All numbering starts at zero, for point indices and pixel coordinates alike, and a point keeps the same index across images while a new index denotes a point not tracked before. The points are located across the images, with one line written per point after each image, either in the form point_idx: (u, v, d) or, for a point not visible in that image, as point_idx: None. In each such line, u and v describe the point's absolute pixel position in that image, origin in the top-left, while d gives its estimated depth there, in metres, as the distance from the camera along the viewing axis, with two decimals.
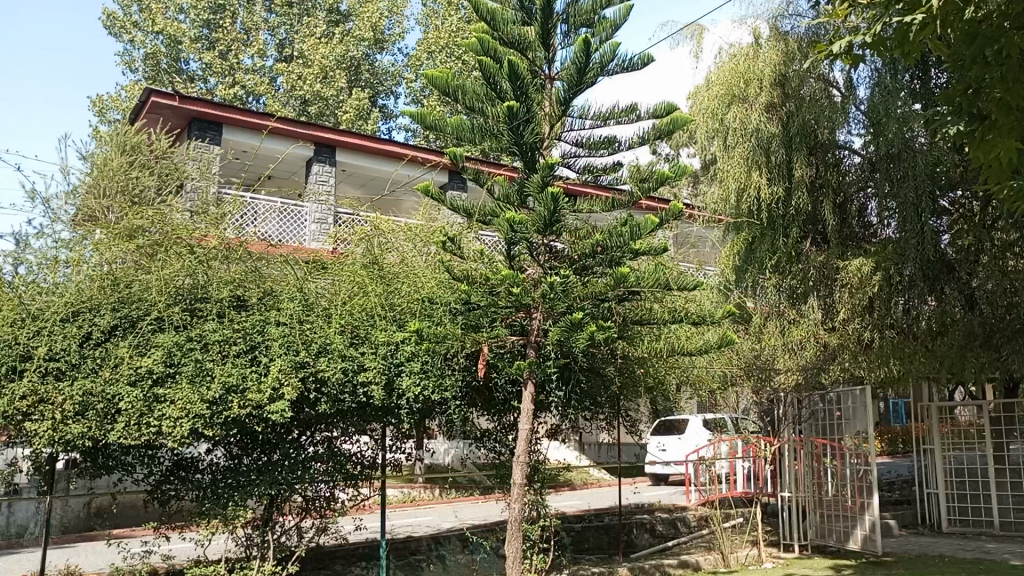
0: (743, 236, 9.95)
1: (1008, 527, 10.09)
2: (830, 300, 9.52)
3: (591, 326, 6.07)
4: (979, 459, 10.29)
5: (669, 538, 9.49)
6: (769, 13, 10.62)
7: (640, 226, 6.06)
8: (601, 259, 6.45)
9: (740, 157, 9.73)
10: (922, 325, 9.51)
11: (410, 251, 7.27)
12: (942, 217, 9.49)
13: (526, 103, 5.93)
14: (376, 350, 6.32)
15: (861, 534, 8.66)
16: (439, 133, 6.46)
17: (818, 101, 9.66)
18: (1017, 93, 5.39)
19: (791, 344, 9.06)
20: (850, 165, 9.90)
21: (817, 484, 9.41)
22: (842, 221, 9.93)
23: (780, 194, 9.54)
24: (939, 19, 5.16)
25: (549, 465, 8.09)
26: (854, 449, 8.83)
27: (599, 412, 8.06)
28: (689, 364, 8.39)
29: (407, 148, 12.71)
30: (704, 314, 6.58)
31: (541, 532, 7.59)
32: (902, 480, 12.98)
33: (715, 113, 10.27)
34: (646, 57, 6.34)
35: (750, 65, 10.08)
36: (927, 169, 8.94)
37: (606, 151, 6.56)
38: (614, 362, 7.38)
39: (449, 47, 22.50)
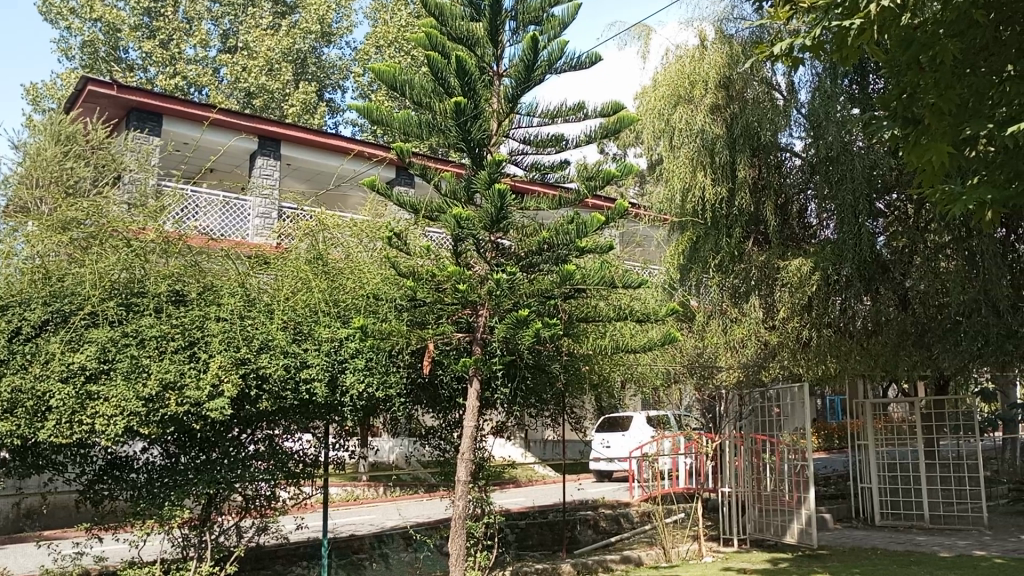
0: (687, 235, 10.11)
1: (938, 520, 10.42)
2: (771, 300, 9.59)
3: (538, 323, 6.07)
4: (910, 454, 10.62)
5: (612, 534, 9.59)
6: (714, 17, 10.80)
7: (586, 224, 6.10)
8: (547, 256, 6.47)
9: (685, 157, 9.90)
10: (858, 324, 9.78)
11: (355, 247, 7.16)
12: (879, 219, 9.75)
13: (474, 98, 5.92)
14: (320, 347, 6.23)
15: (797, 527, 8.88)
16: (386, 127, 6.42)
17: (761, 104, 9.86)
18: (949, 99, 5.53)
19: (732, 342, 9.20)
20: (791, 167, 10.09)
21: (756, 479, 9.57)
22: (783, 222, 10.16)
23: (724, 194, 9.74)
24: (876, 25, 5.29)
25: (494, 462, 8.09)
26: (792, 445, 9.05)
27: (544, 409, 8.15)
28: (633, 361, 8.38)
29: (354, 143, 12.52)
30: (648, 312, 6.64)
31: (486, 530, 7.58)
32: (838, 475, 13.34)
33: (661, 113, 10.40)
34: (594, 56, 6.38)
35: (695, 68, 10.24)
36: (865, 172, 9.18)
37: (553, 149, 6.57)
38: (560, 358, 7.35)
39: (397, 41, 22.30)
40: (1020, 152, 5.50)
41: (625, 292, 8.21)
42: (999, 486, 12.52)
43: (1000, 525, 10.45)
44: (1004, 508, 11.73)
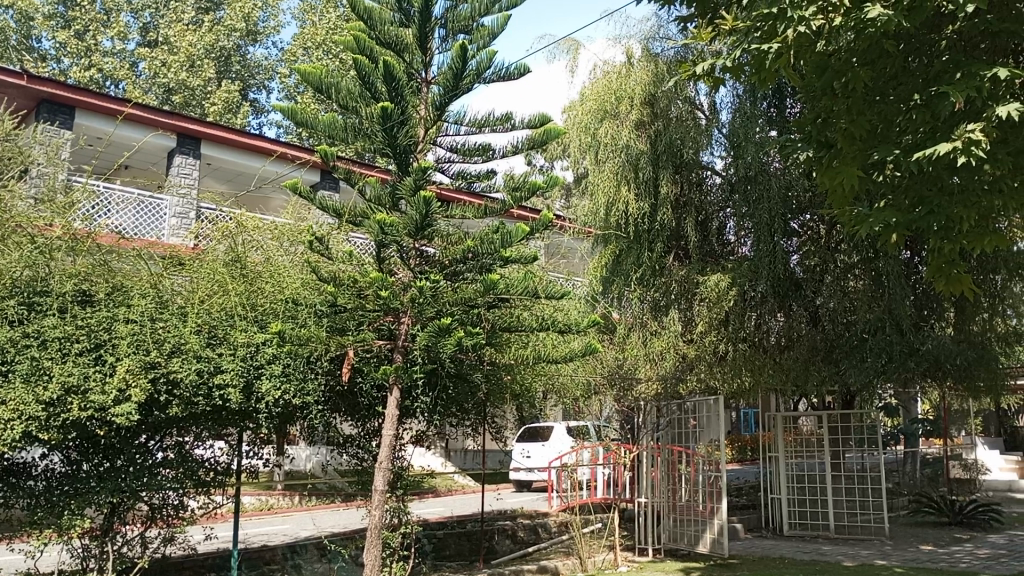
0: (611, 248, 10.24)
1: (842, 530, 10.80)
2: (689, 313, 9.88)
3: (460, 332, 6.04)
4: (818, 466, 10.95)
5: (529, 545, 9.60)
6: (641, 35, 11.02)
7: (511, 234, 6.11)
8: (471, 265, 6.46)
9: (610, 172, 10.07)
10: (771, 339, 10.10)
11: (275, 250, 6.99)
12: (793, 238, 10.09)
13: (401, 104, 5.88)
14: (235, 352, 6.07)
15: (709, 537, 9.07)
16: (310, 130, 6.28)
17: (684, 123, 10.11)
18: (860, 125, 5.86)
19: (652, 354, 9.44)
20: (711, 185, 10.43)
21: (672, 490, 9.67)
22: (702, 238, 10.40)
23: (647, 209, 9.94)
24: (792, 50, 5.54)
25: (413, 472, 8.01)
26: (707, 457, 9.23)
27: (465, 418, 8.13)
28: (555, 372, 8.35)
29: (278, 145, 12.25)
30: (570, 323, 6.71)
31: (402, 540, 7.47)
32: (750, 486, 13.69)
33: (588, 127, 10.56)
34: (521, 68, 6.43)
35: (621, 83, 10.43)
36: (780, 192, 9.58)
37: (480, 158, 6.61)
38: (482, 367, 7.32)
39: (325, 44, 21.99)
40: (924, 179, 5.77)
41: (548, 303, 8.25)
42: (900, 497, 13.05)
43: (900, 535, 10.89)
44: (904, 519, 12.23)
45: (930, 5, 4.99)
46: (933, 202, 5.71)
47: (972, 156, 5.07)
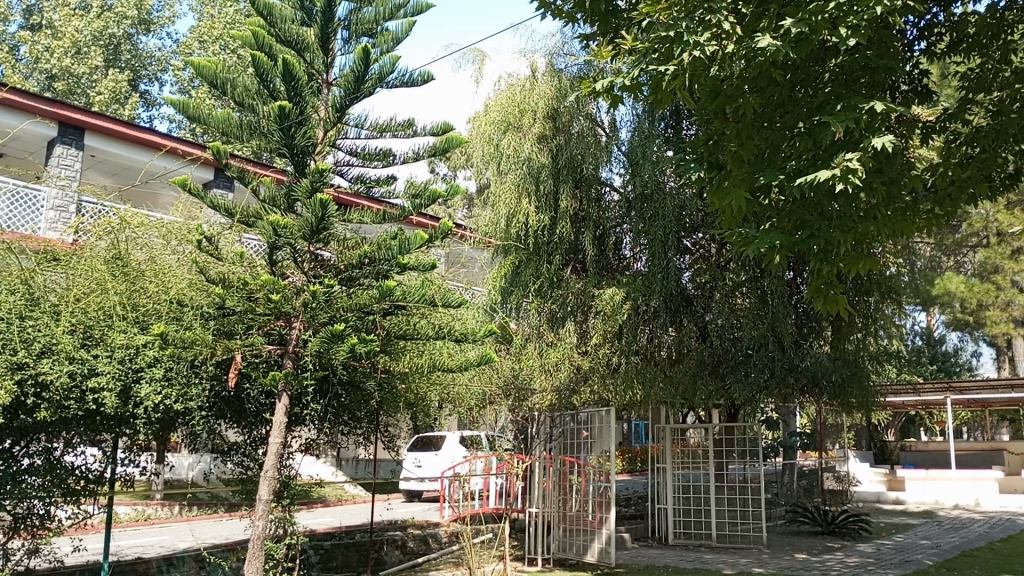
0: (510, 258, 10.31)
1: (723, 538, 11.19)
2: (584, 326, 10.03)
3: (354, 338, 5.94)
4: (703, 477, 11.30)
5: (419, 555, 9.53)
6: (545, 50, 11.35)
7: (409, 241, 6.06)
8: (367, 270, 6.40)
9: (511, 184, 10.20)
10: (662, 353, 10.31)
11: (160, 249, 6.65)
12: (686, 256, 10.39)
13: (300, 104, 5.75)
14: (112, 354, 5.81)
15: (597, 546, 9.25)
16: (203, 125, 6.08)
17: (585, 138, 10.37)
18: (749, 149, 6.11)
19: (547, 365, 9.42)
20: (609, 202, 10.63)
21: (562, 500, 9.76)
22: (599, 252, 10.60)
23: (546, 221, 10.13)
24: (688, 73, 5.68)
25: (301, 481, 7.80)
26: (598, 467, 9.41)
27: (356, 427, 7.95)
28: (450, 382, 8.31)
29: (169, 139, 11.76)
30: (467, 332, 6.70)
31: (286, 551, 7.25)
32: (638, 496, 14.00)
33: (491, 138, 10.66)
34: (425, 74, 6.40)
35: (525, 97, 10.60)
36: (675, 211, 9.87)
37: (380, 163, 6.53)
38: (376, 376, 7.20)
39: (222, 38, 21.32)
40: (806, 204, 6.06)
41: (446, 312, 8.20)
42: (778, 507, 13.61)
43: (777, 544, 11.36)
44: (781, 528, 12.76)
45: (815, 38, 5.26)
46: (813, 226, 6.00)
47: (850, 184, 5.37)
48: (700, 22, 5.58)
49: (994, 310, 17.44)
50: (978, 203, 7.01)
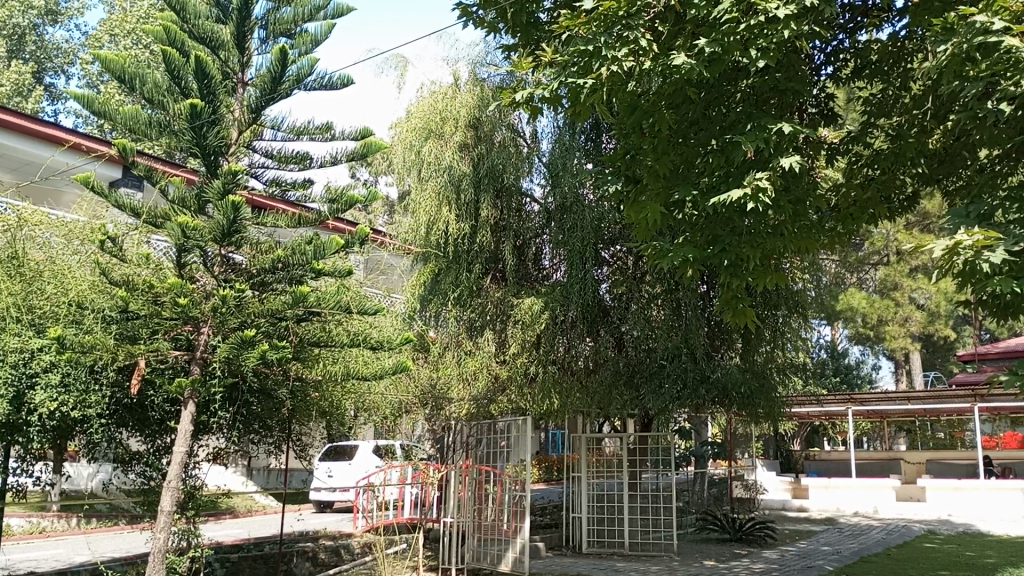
0: (430, 266, 10.24)
1: (635, 546, 11.33)
2: (503, 335, 10.04)
3: (264, 345, 5.81)
4: (617, 485, 11.42)
5: (330, 566, 9.32)
6: (468, 59, 11.37)
7: (326, 246, 6.02)
8: (281, 275, 6.27)
9: (431, 191, 10.23)
10: (579, 363, 10.47)
11: (59, 250, 6.41)
12: (603, 267, 10.54)
13: (213, 103, 5.61)
14: (5, 358, 5.53)
15: (511, 556, 9.14)
16: (109, 121, 5.84)
17: (507, 148, 10.44)
18: (665, 163, 6.26)
19: (465, 374, 9.54)
20: (530, 212, 10.66)
21: (478, 509, 9.58)
22: (519, 262, 10.67)
23: (467, 230, 10.16)
24: (606, 87, 5.77)
25: (207, 491, 7.55)
26: (514, 476, 9.30)
27: (267, 435, 7.75)
28: (365, 391, 8.23)
29: (74, 134, 11.26)
30: (383, 340, 6.68)
31: (190, 564, 6.98)
32: (554, 505, 14.09)
33: (412, 145, 10.66)
34: (345, 79, 6.35)
35: (447, 105, 10.63)
36: (593, 223, 10.03)
37: (296, 167, 6.42)
38: (288, 384, 7.07)
39: (135, 32, 20.59)
40: (717, 219, 6.24)
41: (363, 320, 8.08)
42: (688, 515, 13.91)
43: (686, 551, 11.59)
44: (691, 535, 13.03)
45: (727, 59, 5.43)
46: (725, 240, 6.18)
47: (760, 202, 5.55)
48: (617, 38, 5.69)
49: (893, 325, 18.32)
50: (878, 223, 7.34)
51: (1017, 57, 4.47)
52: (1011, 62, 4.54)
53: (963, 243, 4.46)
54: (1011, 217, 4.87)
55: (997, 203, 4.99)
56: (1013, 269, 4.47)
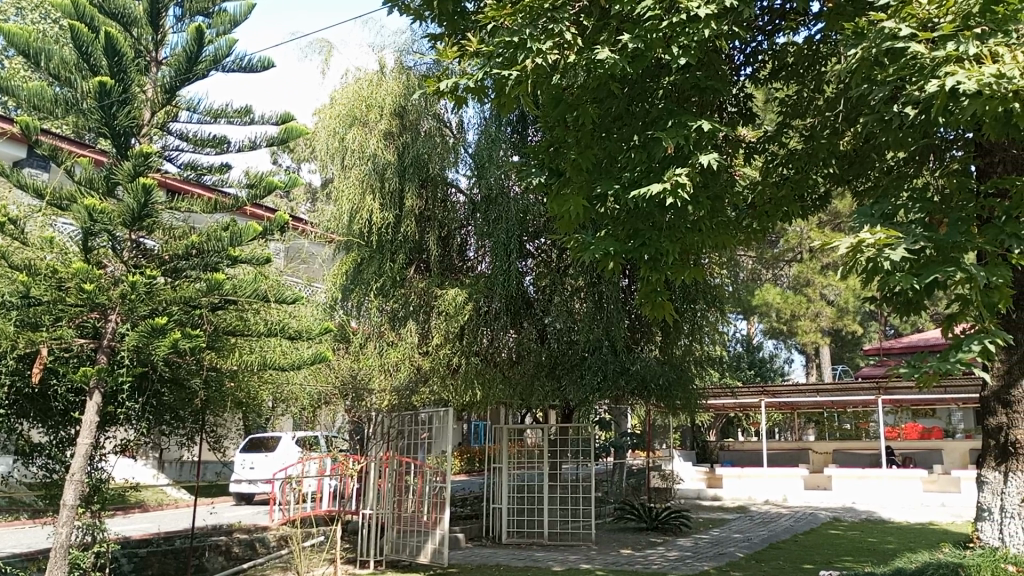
0: (352, 256, 10.15)
1: (555, 536, 11.44)
2: (426, 326, 10.00)
3: (176, 333, 5.60)
4: (537, 476, 11.54)
5: (244, 561, 9.13)
6: (394, 47, 11.25)
7: (242, 233, 5.86)
8: (195, 262, 6.06)
9: (355, 179, 10.11)
10: (501, 355, 10.47)
11: None
12: (528, 260, 10.64)
13: (123, 81, 5.39)
14: None
15: (431, 547, 9.10)
16: (11, 97, 5.54)
17: (432, 138, 10.38)
18: (588, 157, 6.35)
19: (387, 365, 9.32)
20: (455, 202, 10.67)
21: (398, 501, 9.62)
22: (443, 253, 10.65)
23: (390, 219, 10.11)
24: (530, 80, 5.78)
25: (114, 484, 7.29)
26: (435, 467, 9.37)
27: (179, 427, 7.55)
28: (283, 380, 7.97)
29: None
30: (302, 330, 6.64)
31: (95, 560, 6.73)
32: (474, 496, 14.13)
33: (335, 132, 10.52)
34: (266, 61, 6.18)
35: (372, 92, 10.51)
36: (517, 215, 10.09)
37: (212, 150, 6.20)
38: (201, 374, 6.84)
39: (42, 6, 19.63)
40: (639, 214, 6.31)
41: (282, 309, 7.90)
42: (607, 504, 14.12)
43: (604, 540, 11.78)
44: (609, 525, 13.25)
45: (649, 55, 5.52)
46: (645, 235, 6.26)
47: (679, 197, 5.66)
48: (542, 30, 5.73)
49: (805, 320, 18.97)
50: (792, 221, 7.58)
51: (922, 64, 4.65)
52: (916, 67, 4.71)
53: (866, 241, 4.68)
54: (912, 217, 5.12)
55: (900, 204, 5.23)
56: (913, 266, 4.69)
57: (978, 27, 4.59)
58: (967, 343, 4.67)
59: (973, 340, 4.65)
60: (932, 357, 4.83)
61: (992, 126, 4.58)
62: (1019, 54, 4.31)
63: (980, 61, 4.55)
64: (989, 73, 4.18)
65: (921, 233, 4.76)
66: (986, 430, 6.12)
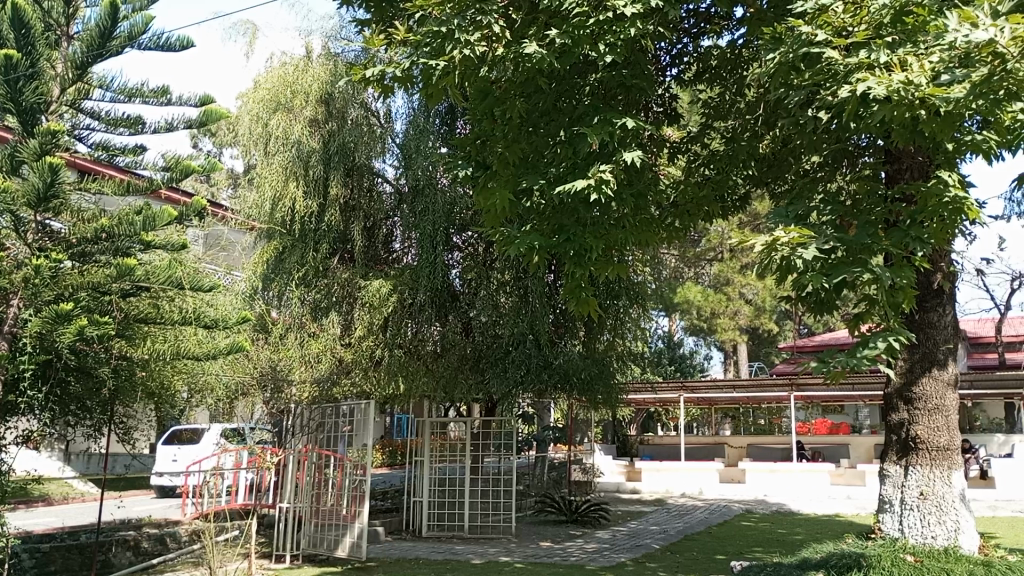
0: (274, 244, 9.95)
1: (475, 530, 11.45)
2: (349, 317, 9.88)
3: (83, 320, 5.36)
4: (459, 470, 11.47)
5: (154, 556, 8.83)
6: (321, 33, 11.08)
7: (156, 217, 5.69)
8: (104, 246, 5.80)
9: (278, 166, 9.92)
10: (427, 348, 10.30)
11: None
12: (455, 252, 10.67)
13: (31, 55, 5.14)
14: None
15: (349, 541, 8.75)
16: None
17: (359, 127, 10.25)
18: (515, 151, 6.42)
19: (307, 356, 9.21)
20: (382, 192, 10.58)
21: (316, 494, 9.29)
22: (368, 243, 10.51)
23: (313, 208, 9.91)
24: (457, 71, 5.71)
25: (14, 476, 6.94)
26: (355, 461, 8.86)
27: (87, 417, 7.23)
28: (198, 369, 7.73)
29: None
30: (219, 319, 6.47)
31: None
32: (394, 489, 14.02)
33: (259, 118, 10.31)
34: (185, 41, 5.97)
35: (298, 78, 10.33)
36: (444, 207, 10.07)
37: (126, 130, 5.99)
38: (110, 362, 6.54)
39: None
40: (564, 209, 6.34)
41: (198, 297, 7.63)
42: (528, 498, 14.19)
43: (524, 533, 11.82)
44: (529, 518, 13.33)
45: (577, 51, 5.54)
46: (570, 230, 6.26)
47: (602, 193, 5.71)
48: (471, 22, 5.70)
49: (724, 317, 19.47)
50: (712, 221, 7.73)
51: (835, 70, 4.83)
52: (830, 74, 4.88)
53: (781, 240, 4.82)
54: (824, 219, 5.30)
55: (812, 206, 5.41)
56: (823, 266, 4.86)
57: (889, 37, 4.79)
58: (873, 340, 4.88)
59: (878, 338, 4.87)
60: (840, 354, 5.01)
61: (900, 132, 4.78)
62: (926, 62, 4.47)
63: (889, 69, 4.74)
64: (897, 80, 4.36)
65: (831, 234, 4.95)
66: (889, 426, 6.37)
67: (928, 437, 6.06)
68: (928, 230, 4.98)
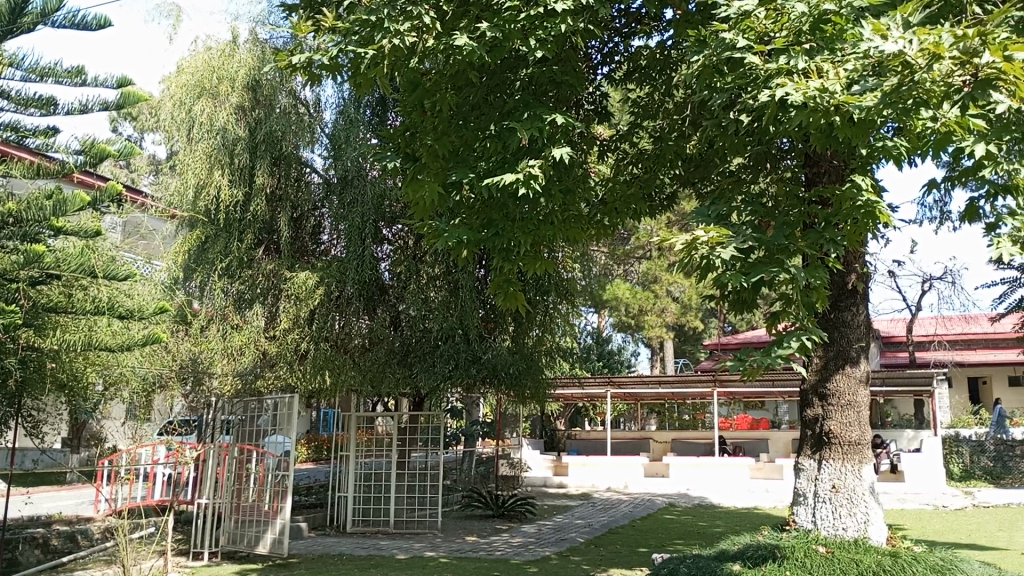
0: (196, 234, 9.68)
1: (400, 525, 11.35)
2: (274, 309, 9.76)
3: None
4: (385, 465, 11.42)
5: (64, 554, 8.52)
6: (249, 17, 10.78)
7: (68, 201, 5.36)
8: (11, 231, 5.42)
9: (202, 153, 9.64)
10: (355, 341, 10.16)
11: None
12: (384, 245, 10.53)
13: None
14: None
15: (270, 537, 8.55)
16: None
17: (288, 115, 10.04)
18: (444, 144, 6.36)
19: (231, 348, 9.23)
20: (310, 182, 10.40)
21: (238, 490, 8.96)
22: (295, 234, 10.32)
23: (239, 197, 9.67)
24: (386, 61, 5.59)
25: None
26: (279, 458, 8.67)
27: None
28: (112, 361, 7.49)
29: None
30: (134, 309, 6.22)
31: None
32: (319, 484, 13.85)
33: (183, 102, 10.01)
34: (102, 20, 5.71)
35: (224, 64, 10.07)
36: (374, 198, 9.97)
37: (38, 111, 5.71)
38: (18, 353, 6.19)
39: None
40: (493, 204, 6.33)
41: (115, 286, 7.37)
42: (454, 493, 14.14)
43: (450, 528, 11.77)
44: (456, 513, 13.30)
45: (507, 45, 5.52)
46: (499, 224, 6.28)
47: (531, 188, 5.69)
48: (400, 12, 5.63)
49: (652, 314, 19.77)
50: (640, 218, 7.80)
51: (756, 74, 4.93)
52: (751, 77, 4.99)
53: (700, 238, 4.93)
54: (744, 220, 5.42)
55: (734, 206, 5.54)
56: (742, 266, 4.96)
57: (808, 43, 4.93)
58: (787, 339, 5.00)
59: (792, 337, 4.99)
60: (756, 351, 5.13)
61: (817, 136, 4.91)
62: (841, 71, 4.60)
63: (808, 75, 4.86)
64: (813, 86, 4.50)
65: (750, 234, 5.08)
66: (803, 421, 6.57)
67: (840, 432, 6.27)
68: (842, 232, 5.14)
